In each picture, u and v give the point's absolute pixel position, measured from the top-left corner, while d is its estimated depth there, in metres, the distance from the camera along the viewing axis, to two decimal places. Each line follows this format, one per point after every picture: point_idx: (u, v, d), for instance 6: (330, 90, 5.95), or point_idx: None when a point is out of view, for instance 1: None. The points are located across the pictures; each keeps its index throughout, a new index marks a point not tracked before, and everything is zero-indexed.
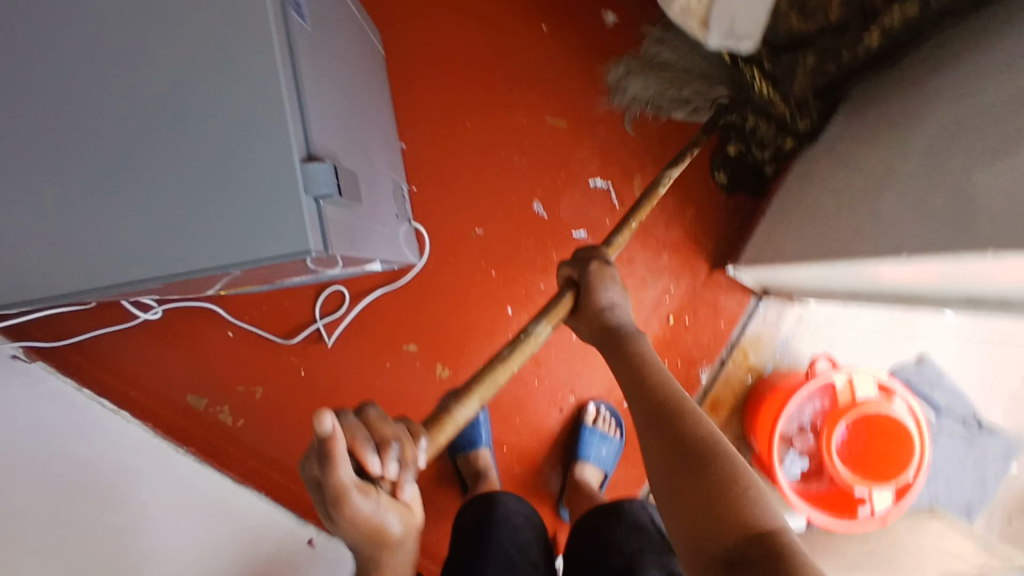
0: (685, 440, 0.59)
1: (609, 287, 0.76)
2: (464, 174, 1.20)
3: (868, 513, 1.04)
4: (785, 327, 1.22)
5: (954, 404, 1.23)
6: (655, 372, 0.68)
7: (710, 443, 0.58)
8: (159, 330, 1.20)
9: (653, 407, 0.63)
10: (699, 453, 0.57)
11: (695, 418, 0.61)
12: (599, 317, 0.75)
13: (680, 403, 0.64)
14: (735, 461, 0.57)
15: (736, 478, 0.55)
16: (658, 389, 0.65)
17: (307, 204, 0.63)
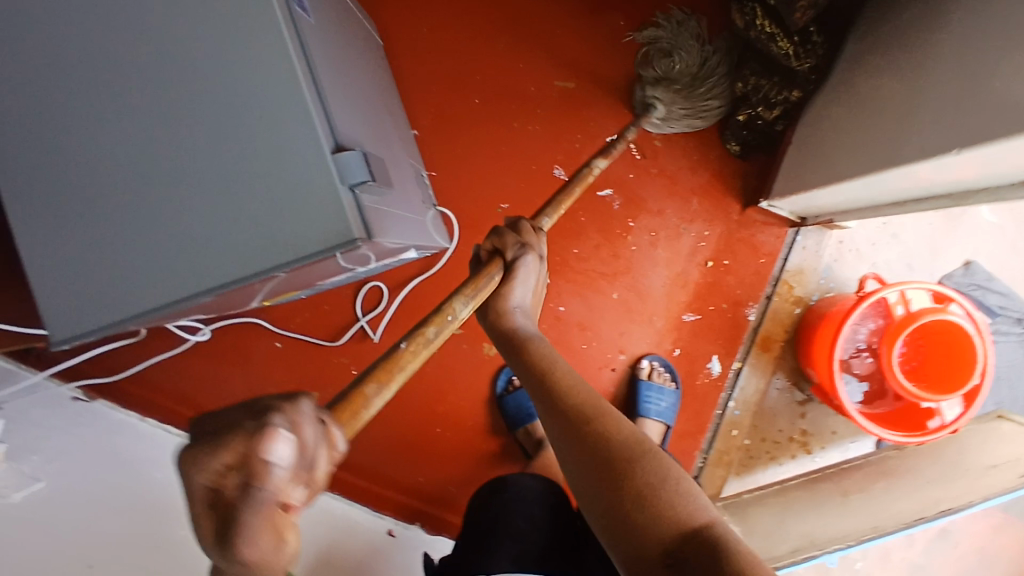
0: (611, 445, 0.55)
1: (521, 279, 0.72)
2: (480, 153, 1.20)
3: (938, 424, 1.02)
4: (827, 254, 1.20)
5: (1010, 305, 1.21)
6: (563, 370, 0.64)
7: (634, 442, 0.56)
8: (212, 349, 1.22)
9: (565, 413, 0.59)
10: (622, 457, 0.54)
11: (612, 417, 0.58)
12: (504, 316, 0.71)
13: (595, 403, 0.60)
14: (659, 459, 0.54)
15: (667, 478, 0.53)
16: (569, 392, 0.62)
17: (344, 194, 0.63)
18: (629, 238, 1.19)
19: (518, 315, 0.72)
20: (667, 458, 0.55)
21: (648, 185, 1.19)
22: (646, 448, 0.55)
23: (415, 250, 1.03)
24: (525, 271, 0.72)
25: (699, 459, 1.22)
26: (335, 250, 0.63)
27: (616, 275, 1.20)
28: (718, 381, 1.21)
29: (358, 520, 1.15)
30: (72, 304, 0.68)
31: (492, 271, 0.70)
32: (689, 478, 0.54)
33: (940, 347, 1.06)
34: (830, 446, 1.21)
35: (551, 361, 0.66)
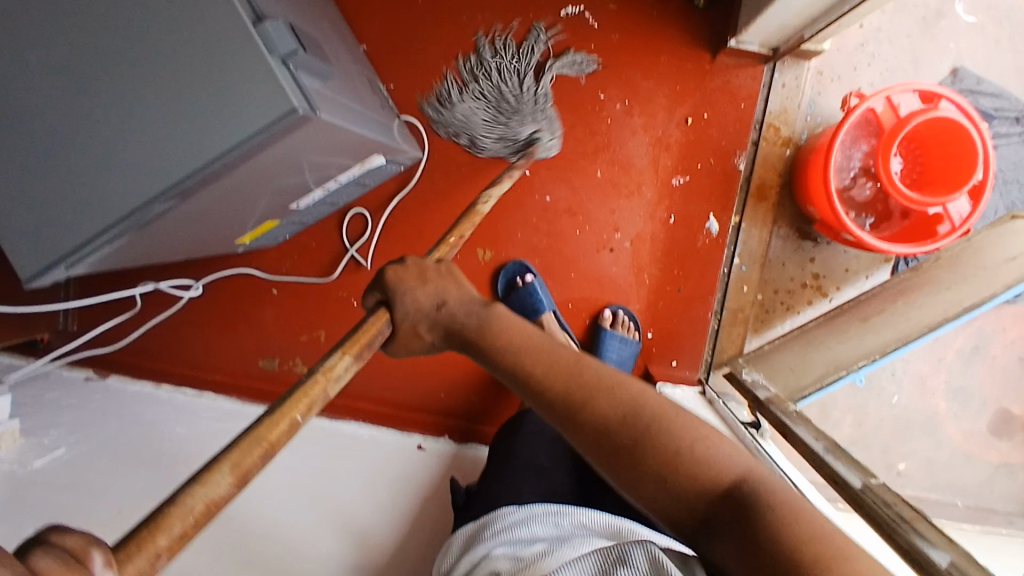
0: (615, 432, 0.51)
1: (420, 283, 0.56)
2: (433, 54, 1.16)
3: (948, 228, 0.99)
4: (807, 88, 1.16)
5: (1006, 105, 1.16)
6: (532, 350, 0.55)
7: (635, 415, 0.51)
8: (209, 306, 1.22)
9: (554, 400, 0.52)
10: (631, 441, 0.50)
11: (604, 392, 0.52)
12: (442, 318, 0.56)
13: (577, 382, 0.53)
14: (671, 425, 0.51)
15: (686, 444, 0.50)
16: (550, 378, 0.53)
17: (277, 67, 0.60)
18: (603, 112, 1.15)
19: (458, 308, 0.57)
20: (675, 425, 0.51)
21: (610, 51, 1.14)
22: (658, 421, 0.51)
23: (383, 156, 0.99)
24: (411, 277, 0.57)
25: (713, 322, 1.20)
26: (279, 125, 0.60)
27: (596, 151, 1.16)
28: (719, 240, 1.18)
29: (386, 440, 1.15)
30: (32, 244, 0.66)
31: (375, 318, 0.55)
32: (700, 434, 0.51)
33: (939, 148, 1.04)
34: (847, 285, 1.19)
35: (516, 344, 0.55)
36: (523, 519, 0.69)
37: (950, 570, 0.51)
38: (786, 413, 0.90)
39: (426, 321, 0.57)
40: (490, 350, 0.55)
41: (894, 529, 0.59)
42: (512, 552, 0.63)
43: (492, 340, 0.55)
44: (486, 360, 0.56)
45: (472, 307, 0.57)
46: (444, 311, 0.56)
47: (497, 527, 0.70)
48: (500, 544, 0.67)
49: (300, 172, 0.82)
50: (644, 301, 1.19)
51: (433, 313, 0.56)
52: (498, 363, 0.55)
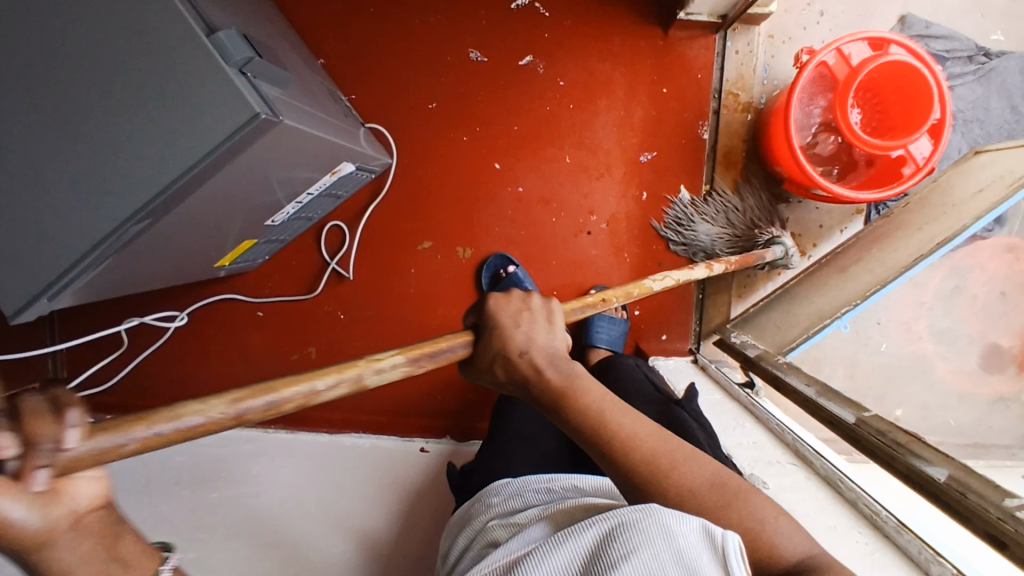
0: (701, 495, 0.49)
1: (518, 322, 0.52)
2: (391, 61, 1.17)
3: (913, 169, 1.02)
4: (761, 52, 1.18)
5: (957, 46, 1.19)
6: (618, 411, 0.52)
7: (721, 486, 0.50)
8: (196, 334, 1.22)
9: (629, 459, 0.50)
10: (712, 505, 0.49)
11: (685, 461, 0.51)
12: (518, 369, 0.51)
13: (657, 445, 0.51)
14: (749, 497, 0.50)
15: (761, 516, 0.48)
16: (634, 444, 0.50)
17: (234, 76, 0.60)
18: (563, 99, 1.17)
19: (546, 365, 0.51)
20: (757, 497, 0.50)
21: (564, 39, 1.15)
22: (736, 495, 0.50)
23: (352, 163, 1.00)
24: (512, 314, 0.52)
25: (696, 292, 1.21)
26: (240, 133, 0.61)
27: (563, 138, 1.18)
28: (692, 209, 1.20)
29: (388, 447, 1.13)
30: (9, 277, 0.66)
31: (456, 341, 0.52)
32: (777, 509, 0.50)
33: (893, 94, 1.07)
34: (822, 241, 1.21)
35: (596, 404, 0.51)
36: (518, 489, 0.69)
37: (950, 485, 0.53)
38: (778, 365, 0.91)
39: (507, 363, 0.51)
40: (573, 408, 0.51)
41: (891, 456, 0.60)
42: (507, 521, 0.64)
43: (576, 405, 0.51)
44: (568, 423, 0.51)
45: (559, 365, 0.52)
46: (532, 367, 0.51)
47: (497, 499, 0.70)
48: (496, 518, 0.67)
49: (269, 185, 0.83)
50: (628, 279, 1.21)
51: (512, 356, 0.50)
52: (580, 426, 0.51)
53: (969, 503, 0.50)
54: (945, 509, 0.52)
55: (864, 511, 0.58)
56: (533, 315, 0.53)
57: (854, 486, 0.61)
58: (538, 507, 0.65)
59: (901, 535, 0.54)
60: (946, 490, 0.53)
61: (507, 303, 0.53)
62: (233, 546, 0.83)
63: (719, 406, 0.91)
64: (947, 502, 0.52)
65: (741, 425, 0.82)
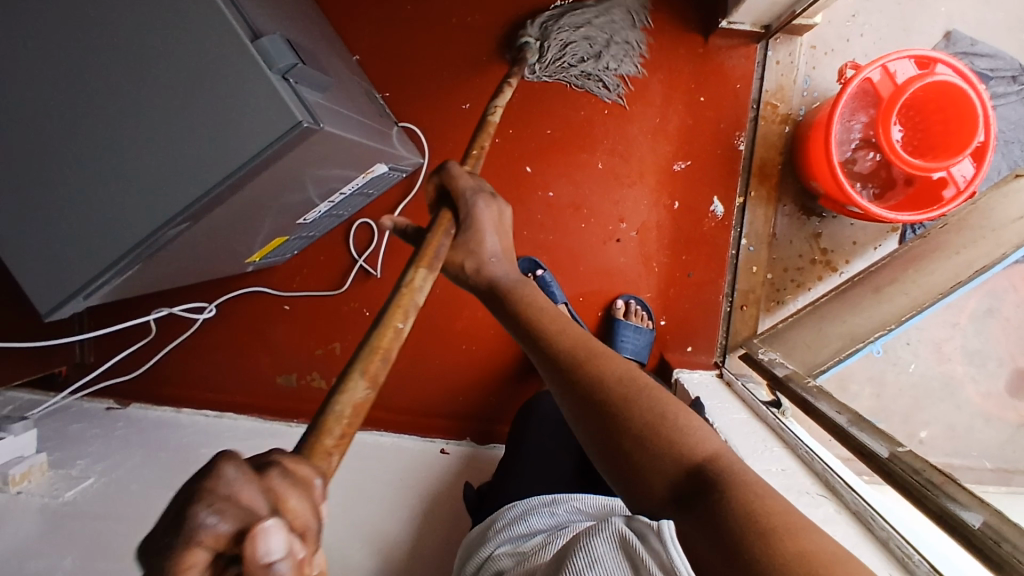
0: (609, 384, 0.53)
1: (486, 233, 0.61)
2: (427, 59, 1.16)
3: (954, 192, 1.00)
4: (801, 63, 1.16)
5: (1001, 65, 1.16)
6: (553, 319, 0.60)
7: (632, 381, 0.54)
8: (222, 325, 1.23)
9: (559, 354, 0.57)
10: (618, 396, 0.52)
11: (611, 360, 0.56)
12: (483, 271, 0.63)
13: (589, 348, 0.57)
14: (659, 393, 0.53)
15: (665, 409, 0.51)
16: (562, 339, 0.58)
17: (278, 82, 0.60)
18: (599, 105, 1.15)
19: (498, 266, 0.63)
20: (665, 396, 0.53)
21: None
22: (648, 387, 0.53)
23: (385, 164, 1.00)
24: (493, 221, 0.61)
25: (725, 304, 1.20)
26: (282, 140, 0.60)
27: (595, 143, 1.16)
28: (725, 221, 1.18)
29: (409, 447, 1.14)
30: (49, 275, 0.67)
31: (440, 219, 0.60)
32: (687, 406, 0.52)
33: (937, 114, 1.05)
34: (855, 258, 1.18)
35: (543, 314, 0.60)
36: (523, 513, 0.69)
37: (985, 532, 0.52)
38: (808, 389, 0.90)
39: (478, 272, 0.64)
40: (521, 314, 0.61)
41: (923, 494, 0.59)
42: (515, 549, 0.64)
43: (522, 307, 0.61)
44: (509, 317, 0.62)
45: (510, 271, 0.64)
46: (490, 263, 0.63)
47: (501, 524, 0.70)
48: (503, 543, 0.67)
49: (303, 187, 0.83)
50: (655, 289, 1.19)
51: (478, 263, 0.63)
52: (520, 321, 0.61)
53: (1003, 551, 0.50)
54: (978, 555, 0.51)
55: (897, 552, 0.58)
56: (491, 205, 0.61)
57: (886, 525, 0.60)
58: (542, 531, 0.64)
59: None
60: (980, 536, 0.52)
61: (490, 209, 0.61)
62: None
63: (746, 427, 0.89)
64: (979, 548, 0.51)
65: (770, 449, 0.81)
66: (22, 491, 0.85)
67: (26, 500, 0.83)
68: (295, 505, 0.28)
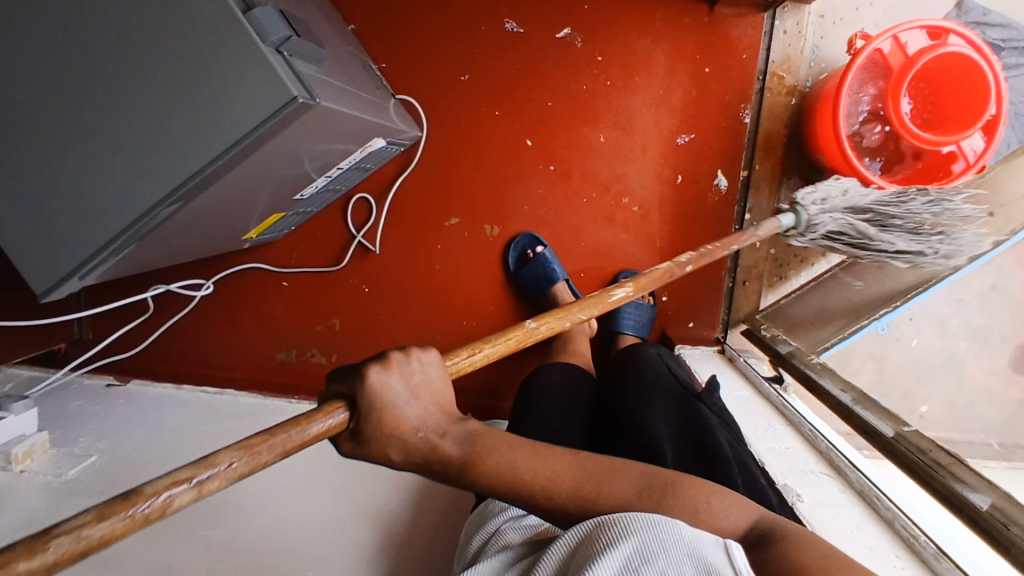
0: (631, 506, 0.48)
1: (403, 407, 0.47)
2: (423, 29, 1.13)
3: (963, 166, 1.00)
4: (809, 33, 1.13)
5: (1014, 35, 1.15)
6: (526, 455, 0.50)
7: (649, 488, 0.49)
8: (220, 302, 1.22)
9: (554, 501, 0.49)
10: (646, 511, 0.48)
11: (603, 476, 0.50)
12: (427, 454, 0.48)
13: (575, 479, 0.49)
14: (676, 486, 0.49)
15: (692, 505, 0.48)
16: (553, 483, 0.49)
17: (270, 55, 0.58)
18: (601, 77, 1.13)
19: (442, 441, 0.49)
20: (687, 484, 0.49)
21: (603, 13, 1.11)
22: (665, 491, 0.49)
23: (383, 139, 0.98)
24: (393, 399, 0.47)
25: (727, 280, 1.19)
26: (276, 118, 0.58)
27: (597, 116, 1.14)
28: (728, 196, 1.16)
29: None
30: (42, 255, 0.65)
31: (329, 414, 0.47)
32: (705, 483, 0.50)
33: (948, 86, 1.03)
34: None
35: (510, 463, 0.49)
36: None
37: (993, 515, 0.52)
38: (811, 365, 0.90)
39: (414, 453, 0.48)
40: (486, 482, 0.48)
41: (930, 476, 0.58)
42: (520, 524, 0.64)
43: (485, 467, 0.48)
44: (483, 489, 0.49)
45: (454, 432, 0.49)
46: (429, 443, 0.48)
47: (509, 500, 0.70)
48: (509, 518, 0.67)
49: (300, 161, 0.81)
50: (657, 265, 1.18)
51: (420, 445, 0.48)
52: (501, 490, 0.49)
53: (1012, 534, 0.49)
54: (987, 539, 0.51)
55: (901, 532, 0.57)
56: (399, 383, 0.48)
57: (892, 505, 0.60)
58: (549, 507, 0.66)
59: (939, 562, 0.53)
60: (988, 519, 0.52)
61: (394, 378, 0.48)
62: (258, 523, 0.84)
63: (748, 404, 0.89)
64: (988, 531, 0.51)
65: (773, 428, 0.80)
66: (25, 470, 0.85)
67: (29, 479, 0.83)
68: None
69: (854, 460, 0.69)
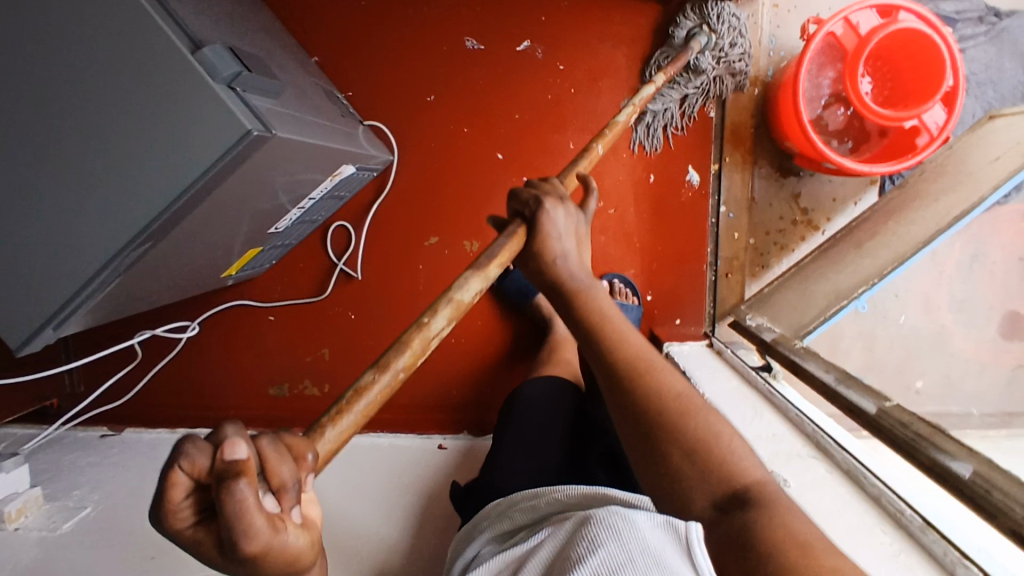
0: (667, 400, 0.55)
1: (561, 232, 0.59)
2: (385, 54, 1.14)
3: (927, 139, 0.99)
4: (766, 24, 1.16)
5: (966, 6, 1.20)
6: (617, 320, 0.60)
7: (686, 403, 0.55)
8: (208, 341, 1.22)
9: (614, 358, 0.57)
10: (675, 415, 0.54)
11: (664, 374, 0.57)
12: (548, 270, 0.59)
13: (643, 357, 0.57)
14: (713, 417, 0.54)
15: (717, 433, 0.53)
16: (623, 347, 0.58)
17: (222, 92, 0.59)
18: (566, 85, 1.14)
19: (565, 264, 0.60)
20: (720, 420, 0.54)
21: (561, 23, 1.12)
22: (701, 412, 0.54)
23: (353, 164, 0.99)
24: (556, 216, 0.60)
25: (710, 274, 1.19)
26: (233, 152, 0.59)
27: (565, 124, 1.15)
28: (702, 190, 1.17)
29: (407, 445, 1.13)
30: (13, 312, 0.66)
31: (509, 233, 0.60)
32: (738, 435, 0.54)
33: (905, 62, 1.05)
34: (836, 214, 1.20)
35: (605, 313, 0.59)
36: (506, 509, 0.70)
37: (976, 481, 0.52)
38: (795, 350, 0.90)
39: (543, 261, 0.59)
40: (582, 310, 0.59)
41: (914, 448, 0.58)
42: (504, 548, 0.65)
43: (585, 304, 0.59)
44: (573, 317, 0.59)
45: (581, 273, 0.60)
46: (557, 267, 0.59)
47: (489, 522, 0.71)
48: (493, 540, 0.69)
49: (270, 194, 0.82)
50: (639, 265, 1.19)
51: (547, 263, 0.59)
52: (581, 321, 0.59)
53: (994, 500, 0.49)
54: (972, 507, 0.51)
55: (888, 508, 0.58)
56: (567, 215, 0.61)
57: (878, 482, 0.60)
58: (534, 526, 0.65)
59: (925, 536, 0.53)
60: (971, 485, 0.52)
61: (562, 214, 0.60)
62: None
63: (736, 394, 0.89)
64: (971, 497, 0.51)
65: (761, 415, 0.80)
66: (21, 526, 0.84)
67: (24, 535, 0.83)
68: (280, 468, 0.33)
69: (842, 441, 0.69)
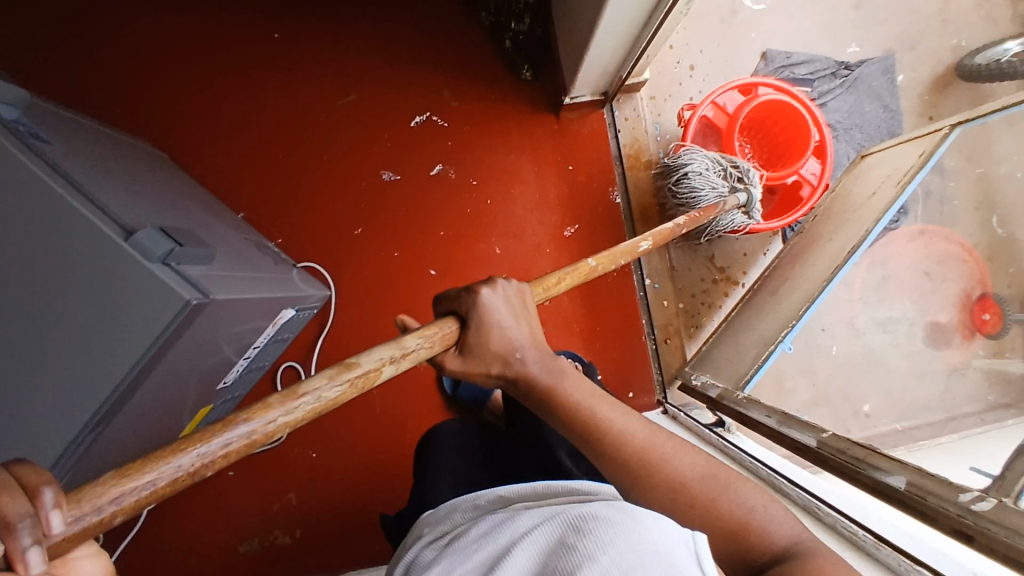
0: (689, 486, 0.53)
1: (503, 325, 0.57)
2: (307, 200, 1.20)
3: (811, 189, 1.11)
4: (647, 115, 1.31)
5: (817, 68, 1.38)
6: (607, 407, 0.58)
7: (711, 477, 0.54)
8: (163, 514, 1.16)
9: (620, 453, 0.55)
10: (702, 495, 0.53)
11: (675, 455, 0.55)
12: (513, 369, 0.57)
13: (650, 446, 0.55)
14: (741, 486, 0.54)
15: (748, 504, 0.53)
16: (626, 439, 0.55)
17: (158, 270, 0.62)
18: (480, 197, 1.23)
19: (532, 362, 0.57)
20: (746, 487, 0.54)
21: (467, 145, 1.24)
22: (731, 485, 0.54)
23: (292, 307, 1.02)
24: (495, 308, 0.57)
25: (650, 343, 1.26)
26: (177, 322, 0.62)
27: (488, 232, 1.23)
28: (625, 268, 1.27)
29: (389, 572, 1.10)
30: None
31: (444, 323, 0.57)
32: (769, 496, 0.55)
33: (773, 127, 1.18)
34: (750, 267, 1.30)
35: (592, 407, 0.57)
36: (448, 512, 0.60)
37: (910, 491, 0.57)
38: (739, 402, 0.96)
39: (501, 362, 0.57)
40: (563, 406, 0.56)
41: (854, 471, 0.64)
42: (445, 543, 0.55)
43: (564, 401, 0.57)
44: (558, 419, 0.57)
45: (546, 361, 0.58)
46: (520, 362, 0.57)
47: (427, 530, 0.60)
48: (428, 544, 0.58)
49: (218, 349, 0.84)
50: (583, 347, 1.23)
51: (509, 361, 0.57)
52: (563, 416, 0.56)
53: (930, 503, 0.54)
54: (913, 514, 0.55)
55: (844, 533, 0.61)
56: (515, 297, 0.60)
57: (831, 511, 0.64)
58: (472, 524, 0.55)
59: (879, 550, 0.57)
60: (908, 495, 0.57)
61: (500, 305, 0.57)
62: None
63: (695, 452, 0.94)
64: (909, 505, 0.56)
65: None
66: None
67: None
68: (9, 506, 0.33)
69: (792, 479, 0.74)
